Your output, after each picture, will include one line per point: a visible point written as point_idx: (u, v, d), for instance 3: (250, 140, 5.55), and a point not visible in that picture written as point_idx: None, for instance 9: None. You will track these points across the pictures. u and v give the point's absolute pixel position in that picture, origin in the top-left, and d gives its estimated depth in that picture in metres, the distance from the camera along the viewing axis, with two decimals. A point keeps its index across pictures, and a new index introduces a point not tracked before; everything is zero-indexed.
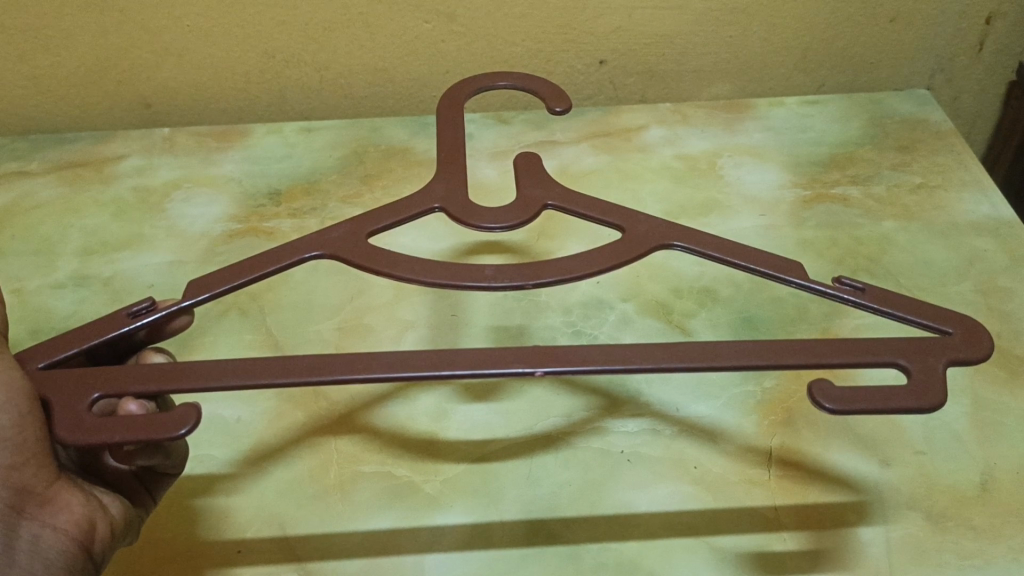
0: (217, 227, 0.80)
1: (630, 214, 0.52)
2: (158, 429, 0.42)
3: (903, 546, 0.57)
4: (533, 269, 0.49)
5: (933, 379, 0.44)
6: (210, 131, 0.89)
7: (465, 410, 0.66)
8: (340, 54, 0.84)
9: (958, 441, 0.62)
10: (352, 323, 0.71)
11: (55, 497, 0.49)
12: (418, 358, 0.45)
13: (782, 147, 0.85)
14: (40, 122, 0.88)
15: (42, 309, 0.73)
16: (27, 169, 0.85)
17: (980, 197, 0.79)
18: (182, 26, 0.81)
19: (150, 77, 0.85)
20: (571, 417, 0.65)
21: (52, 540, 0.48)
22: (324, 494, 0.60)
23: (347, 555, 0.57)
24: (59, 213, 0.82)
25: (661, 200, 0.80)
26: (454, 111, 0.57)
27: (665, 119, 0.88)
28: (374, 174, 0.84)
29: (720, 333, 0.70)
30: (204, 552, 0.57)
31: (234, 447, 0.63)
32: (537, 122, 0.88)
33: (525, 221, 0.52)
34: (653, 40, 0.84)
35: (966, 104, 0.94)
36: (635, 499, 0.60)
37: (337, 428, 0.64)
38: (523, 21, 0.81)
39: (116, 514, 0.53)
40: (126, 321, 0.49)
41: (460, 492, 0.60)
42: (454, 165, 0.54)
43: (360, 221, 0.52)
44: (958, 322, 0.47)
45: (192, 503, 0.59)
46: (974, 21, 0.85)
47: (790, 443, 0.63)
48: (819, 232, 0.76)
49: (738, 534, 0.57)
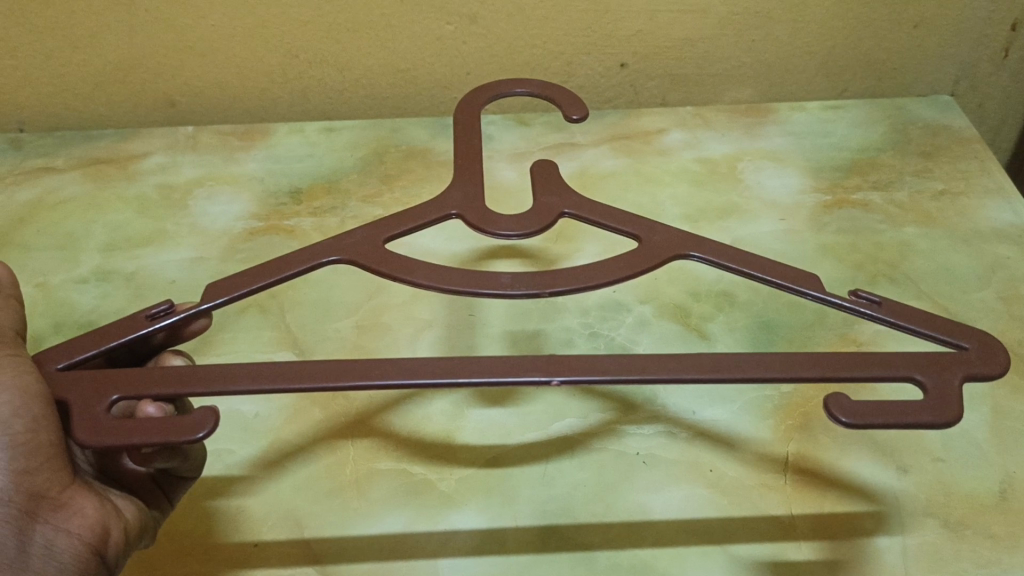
0: (237, 224, 0.81)
1: (646, 224, 0.52)
2: (177, 433, 0.42)
3: (920, 554, 0.56)
4: (549, 277, 0.49)
5: (949, 395, 0.44)
6: (233, 130, 0.90)
7: (480, 412, 0.66)
8: (362, 55, 0.84)
9: (977, 449, 0.62)
10: (370, 321, 0.72)
11: (69, 502, 0.49)
12: (435, 367, 0.45)
13: (803, 151, 0.85)
14: (66, 119, 0.89)
15: (65, 304, 0.74)
16: (53, 165, 0.87)
17: (1003, 204, 0.78)
18: (206, 25, 0.81)
19: (174, 76, 0.86)
20: (587, 420, 0.65)
21: (65, 544, 0.48)
22: (341, 492, 0.61)
23: (363, 554, 0.57)
24: (82, 209, 0.83)
25: (679, 204, 0.80)
26: (470, 118, 0.57)
27: (686, 123, 0.88)
28: (394, 174, 0.85)
29: (737, 337, 0.69)
30: (224, 550, 0.58)
31: (254, 443, 0.64)
32: (556, 124, 0.88)
33: (541, 229, 0.52)
34: (675, 43, 0.84)
35: (990, 111, 0.93)
36: (650, 503, 0.60)
37: (354, 427, 0.65)
38: (545, 23, 0.82)
39: (130, 518, 0.53)
40: (144, 323, 0.49)
41: (473, 491, 0.61)
42: (470, 171, 0.54)
43: (378, 227, 0.52)
44: (975, 336, 0.47)
45: (211, 500, 0.60)
46: (999, 27, 0.84)
47: (805, 448, 0.63)
48: (839, 237, 0.76)
49: (753, 540, 0.57)
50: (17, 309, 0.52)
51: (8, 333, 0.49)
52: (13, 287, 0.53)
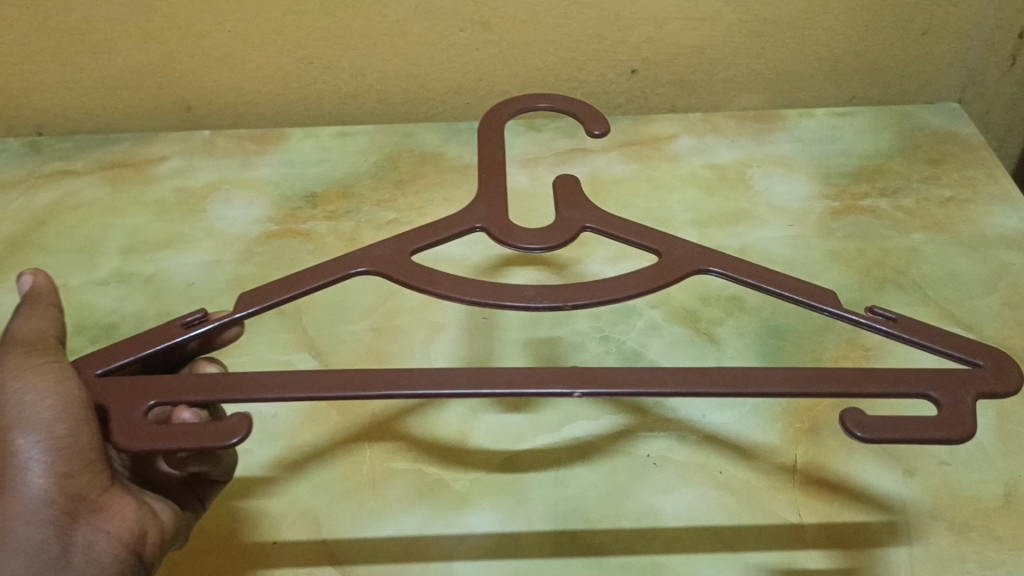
0: (254, 228, 0.82)
1: (665, 239, 0.53)
2: (212, 438, 0.44)
3: (926, 555, 0.58)
4: (571, 291, 0.50)
5: (962, 411, 0.45)
6: (248, 134, 0.91)
7: (495, 415, 0.67)
8: (376, 62, 0.85)
9: (982, 453, 0.64)
10: (386, 324, 0.73)
11: (108, 504, 0.51)
12: (460, 378, 0.46)
13: (811, 157, 0.86)
14: (84, 123, 0.90)
15: (86, 305, 0.75)
16: (72, 169, 0.88)
17: (1008, 211, 0.80)
18: (223, 32, 0.82)
19: (191, 82, 0.87)
20: (600, 423, 0.67)
21: (105, 545, 0.50)
22: (360, 493, 0.62)
23: (383, 555, 0.59)
24: (101, 212, 0.84)
25: (689, 209, 0.81)
26: (493, 132, 0.58)
27: (696, 129, 0.89)
28: (408, 179, 0.86)
29: (746, 341, 0.71)
30: (246, 549, 0.59)
31: (273, 444, 0.65)
32: (567, 130, 0.90)
33: (562, 243, 0.53)
34: (685, 51, 0.85)
35: (996, 118, 0.94)
36: (661, 504, 0.61)
37: (373, 431, 0.66)
38: (556, 31, 0.83)
39: (166, 521, 0.55)
40: (179, 331, 0.50)
41: (488, 492, 0.62)
42: (493, 185, 0.56)
43: (403, 240, 0.53)
44: (988, 355, 0.48)
45: (233, 499, 0.62)
46: (1006, 36, 0.85)
47: (813, 451, 0.64)
48: (847, 243, 0.77)
49: (762, 540, 0.59)
50: (57, 316, 0.53)
51: (49, 340, 0.50)
52: (53, 295, 0.55)
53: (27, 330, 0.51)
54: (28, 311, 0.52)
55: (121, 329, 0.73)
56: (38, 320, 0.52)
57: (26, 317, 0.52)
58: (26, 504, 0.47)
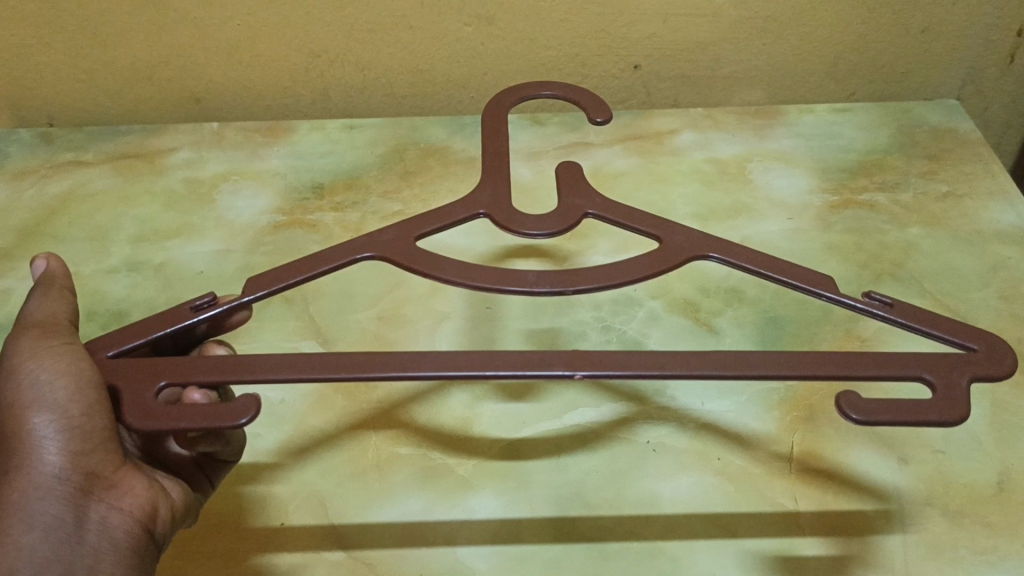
0: (262, 218, 0.83)
1: (666, 225, 0.54)
2: (221, 418, 0.45)
3: (920, 542, 0.59)
4: (572, 276, 0.51)
5: (955, 394, 0.46)
6: (256, 126, 0.93)
7: (499, 403, 0.69)
8: (382, 55, 0.86)
9: (976, 442, 0.65)
10: (391, 312, 0.75)
11: (121, 481, 0.52)
12: (464, 360, 0.48)
13: (811, 153, 0.87)
14: (95, 114, 0.92)
15: (98, 293, 0.77)
16: (83, 160, 0.90)
17: (1006, 207, 0.81)
18: (232, 25, 0.83)
19: (200, 75, 0.88)
20: (601, 411, 0.68)
21: (119, 521, 0.51)
22: (365, 476, 0.64)
23: (387, 537, 0.60)
24: (113, 202, 0.86)
25: (690, 203, 0.82)
26: (497, 120, 0.59)
27: (698, 124, 0.90)
28: (413, 171, 0.88)
29: (745, 331, 0.72)
30: (254, 531, 0.61)
31: (281, 428, 0.67)
32: (571, 124, 0.91)
33: (565, 229, 0.54)
34: (688, 46, 0.86)
35: (995, 115, 0.95)
36: (660, 489, 0.63)
37: (379, 416, 0.68)
38: (560, 26, 0.84)
39: (176, 499, 0.56)
40: (189, 314, 0.51)
41: (491, 477, 0.64)
42: (497, 173, 0.57)
43: (409, 225, 0.54)
44: (982, 338, 0.49)
45: (241, 483, 0.63)
46: (1005, 33, 0.86)
47: (810, 439, 0.65)
48: (845, 237, 0.79)
49: (760, 527, 0.60)
50: (71, 299, 0.55)
51: (62, 322, 0.52)
52: (67, 278, 0.56)
53: (42, 313, 0.52)
54: (42, 294, 0.54)
55: (131, 316, 0.75)
56: (51, 303, 0.53)
57: (40, 300, 0.53)
58: (41, 480, 0.48)
